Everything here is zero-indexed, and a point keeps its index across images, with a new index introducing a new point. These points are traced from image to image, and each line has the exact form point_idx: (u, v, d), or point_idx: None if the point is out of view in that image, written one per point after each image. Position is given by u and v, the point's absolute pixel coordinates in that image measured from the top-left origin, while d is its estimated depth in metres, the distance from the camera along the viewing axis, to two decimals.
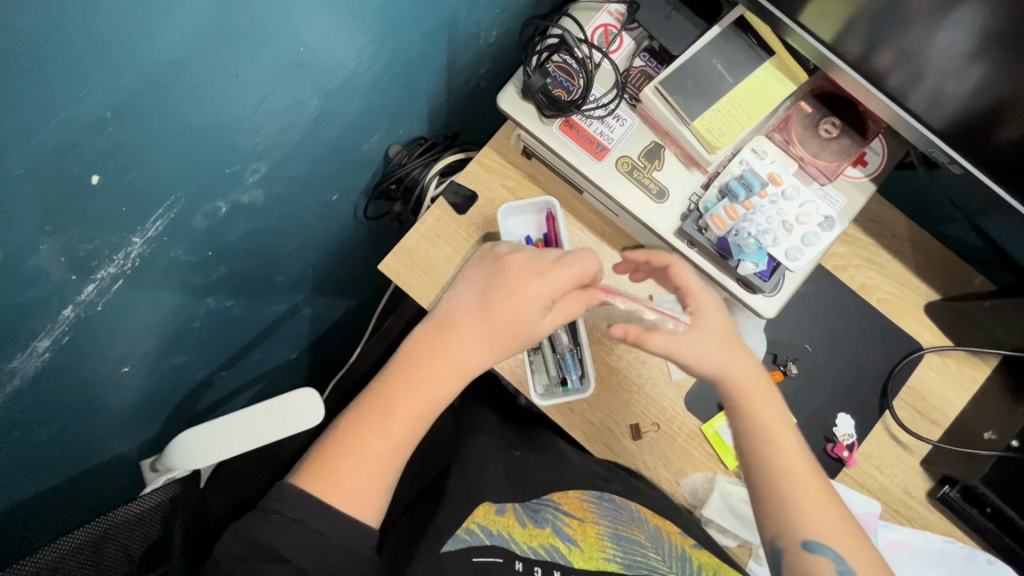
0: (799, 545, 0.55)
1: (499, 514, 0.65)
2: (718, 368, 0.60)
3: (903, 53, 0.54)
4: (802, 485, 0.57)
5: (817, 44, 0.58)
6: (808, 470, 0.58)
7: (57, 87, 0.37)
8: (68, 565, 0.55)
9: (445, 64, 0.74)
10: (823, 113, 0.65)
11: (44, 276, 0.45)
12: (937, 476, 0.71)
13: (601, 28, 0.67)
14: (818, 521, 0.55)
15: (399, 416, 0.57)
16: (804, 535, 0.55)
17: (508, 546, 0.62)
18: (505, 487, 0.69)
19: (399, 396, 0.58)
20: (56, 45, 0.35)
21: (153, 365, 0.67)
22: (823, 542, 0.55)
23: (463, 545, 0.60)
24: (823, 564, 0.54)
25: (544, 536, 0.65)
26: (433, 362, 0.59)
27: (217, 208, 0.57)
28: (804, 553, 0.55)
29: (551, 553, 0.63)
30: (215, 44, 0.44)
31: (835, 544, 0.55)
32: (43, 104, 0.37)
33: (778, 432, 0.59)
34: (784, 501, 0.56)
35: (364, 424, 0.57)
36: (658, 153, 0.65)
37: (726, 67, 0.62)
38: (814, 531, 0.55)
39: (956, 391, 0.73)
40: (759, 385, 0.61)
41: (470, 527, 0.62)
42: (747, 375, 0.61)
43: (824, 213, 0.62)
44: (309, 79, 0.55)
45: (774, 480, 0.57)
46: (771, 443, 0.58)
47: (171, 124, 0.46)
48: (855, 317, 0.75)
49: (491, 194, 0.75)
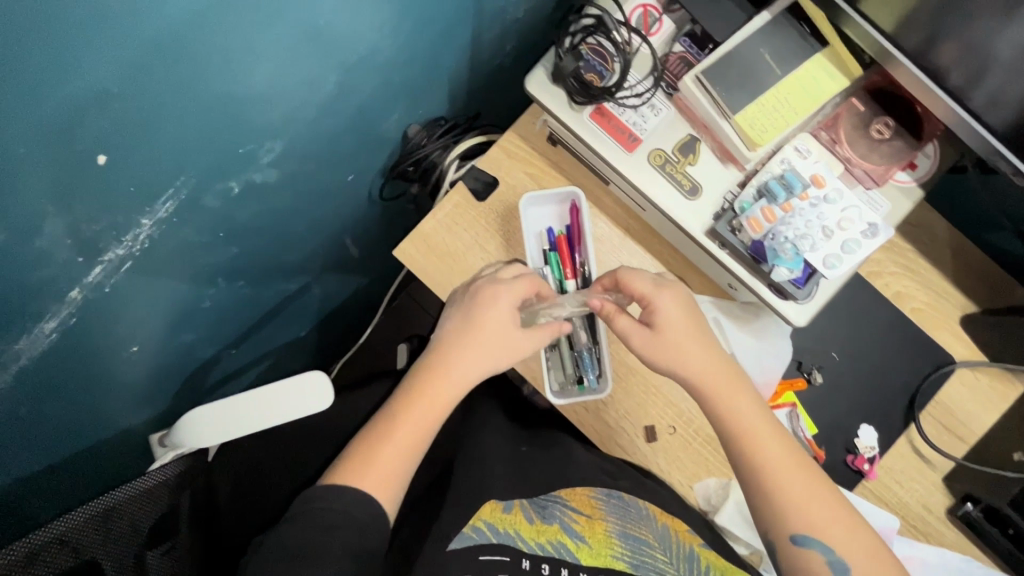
0: (787, 537, 0.56)
1: (506, 511, 0.65)
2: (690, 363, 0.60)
3: (967, 49, 0.50)
4: (789, 488, 0.56)
5: (875, 34, 0.54)
6: (800, 472, 0.57)
7: (59, 61, 0.34)
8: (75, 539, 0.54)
9: (469, 40, 0.70)
10: (875, 111, 0.60)
11: (49, 256, 0.43)
12: (959, 494, 0.69)
13: (640, 9, 0.62)
14: (810, 517, 0.56)
15: (402, 436, 0.59)
16: (792, 530, 0.56)
17: (515, 544, 0.62)
18: (510, 485, 0.68)
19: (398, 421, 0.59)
20: (53, 18, 0.32)
21: (161, 344, 0.66)
22: (811, 535, 0.55)
23: (469, 544, 0.60)
24: (811, 556, 0.55)
25: (552, 532, 0.64)
26: (435, 393, 0.61)
27: (229, 187, 0.55)
28: (791, 545, 0.56)
29: (558, 550, 0.62)
30: (227, 17, 0.40)
31: (823, 534, 0.55)
32: (41, 80, 0.34)
33: (754, 423, 0.59)
34: (773, 505, 0.56)
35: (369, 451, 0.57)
36: (693, 147, 0.61)
37: (774, 59, 0.57)
38: (799, 524, 0.56)
39: (986, 407, 0.71)
40: (729, 381, 0.60)
41: (477, 524, 0.62)
42: (720, 371, 0.60)
43: (868, 220, 0.58)
44: (329, 54, 0.51)
45: (755, 470, 0.57)
46: (749, 439, 0.58)
47: (180, 102, 0.43)
48: (886, 326, 0.72)
49: (512, 181, 0.71)
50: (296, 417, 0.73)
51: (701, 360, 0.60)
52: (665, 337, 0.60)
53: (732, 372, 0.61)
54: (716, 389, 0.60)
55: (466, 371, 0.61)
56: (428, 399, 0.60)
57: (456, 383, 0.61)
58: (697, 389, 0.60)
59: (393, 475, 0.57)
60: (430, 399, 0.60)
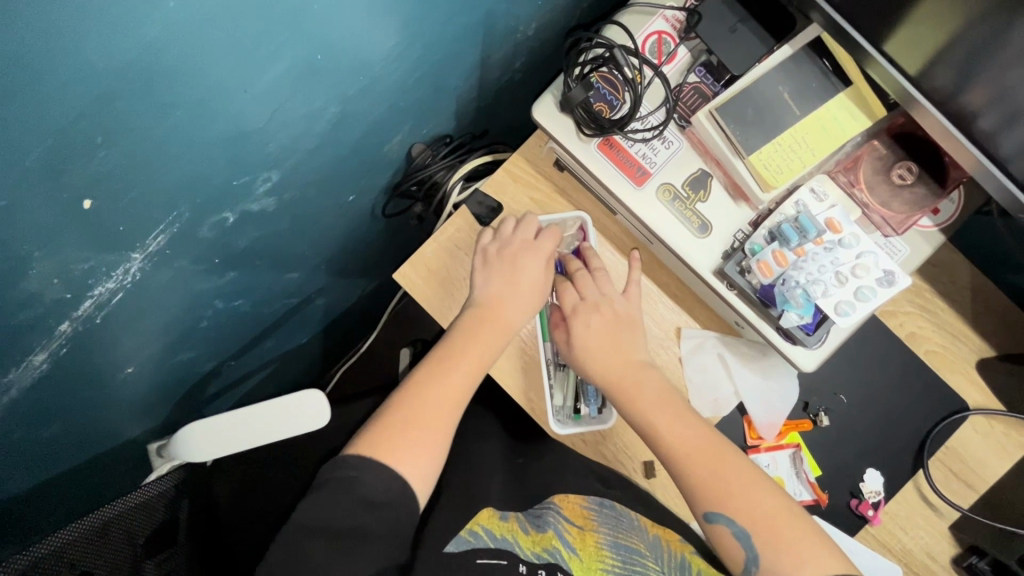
0: (700, 515, 0.55)
1: (502, 520, 0.64)
2: (601, 353, 0.62)
3: (998, 93, 0.46)
4: (702, 466, 0.56)
5: (899, 76, 0.51)
6: (710, 447, 0.57)
7: (30, 114, 0.33)
8: (72, 554, 0.52)
9: (478, 59, 0.68)
10: (897, 155, 0.58)
11: (36, 297, 0.43)
12: (965, 545, 0.67)
13: (654, 37, 0.60)
14: (724, 495, 0.54)
15: (440, 396, 0.57)
16: (702, 506, 0.55)
17: (512, 549, 0.60)
18: (506, 495, 0.68)
19: (432, 378, 0.58)
20: (21, 72, 0.31)
21: (158, 364, 0.65)
22: (722, 511, 0.54)
23: (467, 548, 0.59)
24: (723, 532, 0.54)
25: (547, 539, 0.63)
26: (483, 336, 0.60)
27: (224, 218, 0.54)
28: (704, 522, 0.55)
29: (553, 555, 0.61)
30: (208, 60, 0.39)
31: (733, 511, 0.54)
32: (11, 130, 0.33)
33: (663, 403, 0.59)
34: (682, 482, 0.56)
35: (406, 407, 0.56)
36: (703, 183, 0.59)
37: (794, 97, 0.55)
38: (711, 501, 0.54)
39: (998, 456, 0.68)
40: (636, 374, 0.61)
41: (473, 530, 0.61)
42: (628, 367, 0.61)
43: (884, 267, 0.55)
44: (328, 84, 0.50)
45: (658, 449, 0.58)
46: (648, 417, 0.59)
47: (173, 143, 0.42)
48: (897, 368, 0.69)
49: (516, 207, 0.69)
50: (290, 436, 0.72)
51: (606, 358, 0.62)
52: (579, 335, 0.63)
53: (637, 367, 0.62)
54: (613, 388, 0.61)
55: (500, 330, 0.61)
56: (461, 352, 0.59)
57: (493, 338, 0.61)
58: (605, 390, 0.62)
59: (437, 424, 0.56)
60: (463, 352, 0.60)
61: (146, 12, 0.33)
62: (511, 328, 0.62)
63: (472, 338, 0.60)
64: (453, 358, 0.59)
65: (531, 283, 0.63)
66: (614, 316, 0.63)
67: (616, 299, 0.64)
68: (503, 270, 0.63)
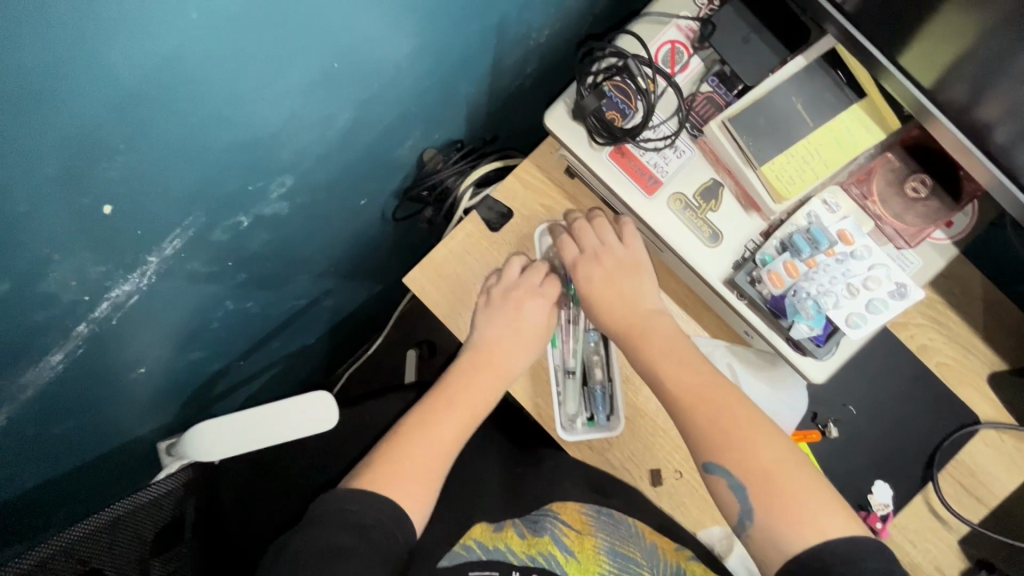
0: (699, 465, 0.56)
1: (497, 530, 0.64)
2: (612, 300, 0.64)
3: (1012, 108, 0.45)
4: (705, 414, 0.56)
5: (913, 89, 0.51)
6: (715, 401, 0.57)
7: (54, 121, 0.34)
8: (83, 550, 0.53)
9: (490, 66, 0.68)
10: (911, 167, 0.57)
11: (53, 298, 0.44)
12: (972, 559, 0.67)
13: (668, 46, 0.60)
14: (724, 445, 0.55)
15: (439, 435, 0.60)
16: (702, 456, 0.56)
17: (506, 558, 0.60)
18: (502, 508, 0.68)
19: (432, 418, 0.61)
20: (46, 80, 0.32)
21: (169, 365, 0.66)
22: (721, 463, 0.54)
23: (459, 562, 0.59)
24: (721, 485, 0.54)
25: (543, 544, 0.62)
26: (475, 389, 0.63)
27: (238, 222, 0.54)
28: (703, 472, 0.56)
29: (548, 561, 0.60)
30: (225, 68, 0.39)
31: (732, 463, 0.54)
32: (35, 136, 0.34)
33: (669, 352, 0.61)
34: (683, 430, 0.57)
35: (403, 443, 0.58)
36: (715, 192, 0.59)
37: (807, 108, 0.55)
38: (710, 451, 0.55)
39: (1008, 470, 0.68)
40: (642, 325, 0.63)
41: (468, 543, 0.62)
42: (636, 318, 0.63)
43: (896, 280, 0.55)
44: (342, 90, 0.50)
45: (663, 395, 0.59)
46: (654, 363, 0.61)
47: (192, 148, 0.43)
48: (907, 380, 0.69)
49: (526, 213, 0.70)
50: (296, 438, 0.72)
51: (613, 308, 0.64)
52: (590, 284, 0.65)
53: (646, 317, 0.63)
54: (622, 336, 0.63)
55: (498, 376, 0.64)
56: (461, 395, 0.62)
57: (491, 384, 0.64)
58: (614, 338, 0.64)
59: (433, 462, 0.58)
60: (463, 394, 0.63)
61: (167, 22, 0.34)
62: (506, 372, 0.65)
63: (472, 381, 0.64)
64: (443, 409, 0.62)
65: (530, 334, 0.66)
66: (624, 264, 0.65)
67: (618, 248, 0.65)
68: (502, 313, 0.65)
